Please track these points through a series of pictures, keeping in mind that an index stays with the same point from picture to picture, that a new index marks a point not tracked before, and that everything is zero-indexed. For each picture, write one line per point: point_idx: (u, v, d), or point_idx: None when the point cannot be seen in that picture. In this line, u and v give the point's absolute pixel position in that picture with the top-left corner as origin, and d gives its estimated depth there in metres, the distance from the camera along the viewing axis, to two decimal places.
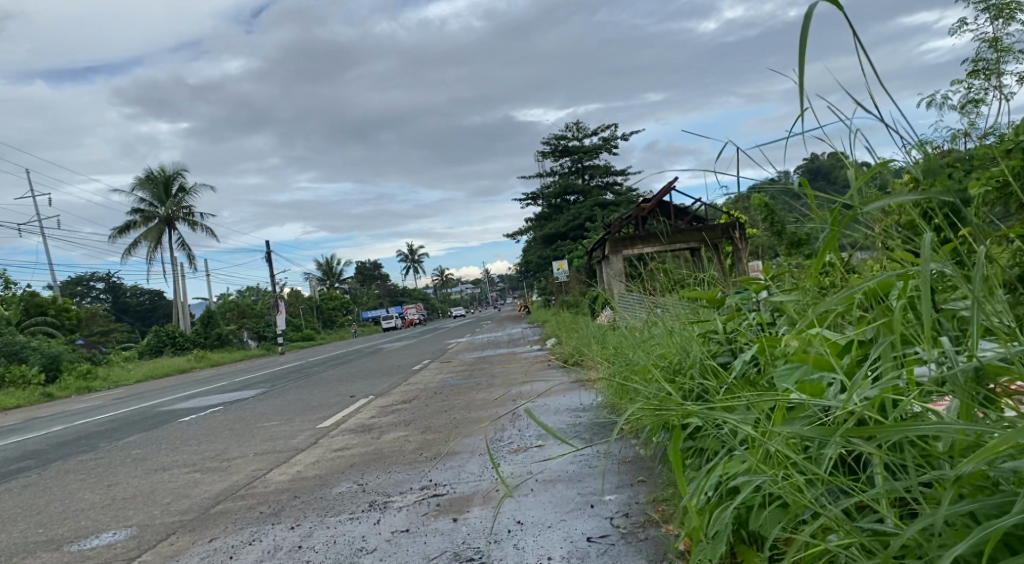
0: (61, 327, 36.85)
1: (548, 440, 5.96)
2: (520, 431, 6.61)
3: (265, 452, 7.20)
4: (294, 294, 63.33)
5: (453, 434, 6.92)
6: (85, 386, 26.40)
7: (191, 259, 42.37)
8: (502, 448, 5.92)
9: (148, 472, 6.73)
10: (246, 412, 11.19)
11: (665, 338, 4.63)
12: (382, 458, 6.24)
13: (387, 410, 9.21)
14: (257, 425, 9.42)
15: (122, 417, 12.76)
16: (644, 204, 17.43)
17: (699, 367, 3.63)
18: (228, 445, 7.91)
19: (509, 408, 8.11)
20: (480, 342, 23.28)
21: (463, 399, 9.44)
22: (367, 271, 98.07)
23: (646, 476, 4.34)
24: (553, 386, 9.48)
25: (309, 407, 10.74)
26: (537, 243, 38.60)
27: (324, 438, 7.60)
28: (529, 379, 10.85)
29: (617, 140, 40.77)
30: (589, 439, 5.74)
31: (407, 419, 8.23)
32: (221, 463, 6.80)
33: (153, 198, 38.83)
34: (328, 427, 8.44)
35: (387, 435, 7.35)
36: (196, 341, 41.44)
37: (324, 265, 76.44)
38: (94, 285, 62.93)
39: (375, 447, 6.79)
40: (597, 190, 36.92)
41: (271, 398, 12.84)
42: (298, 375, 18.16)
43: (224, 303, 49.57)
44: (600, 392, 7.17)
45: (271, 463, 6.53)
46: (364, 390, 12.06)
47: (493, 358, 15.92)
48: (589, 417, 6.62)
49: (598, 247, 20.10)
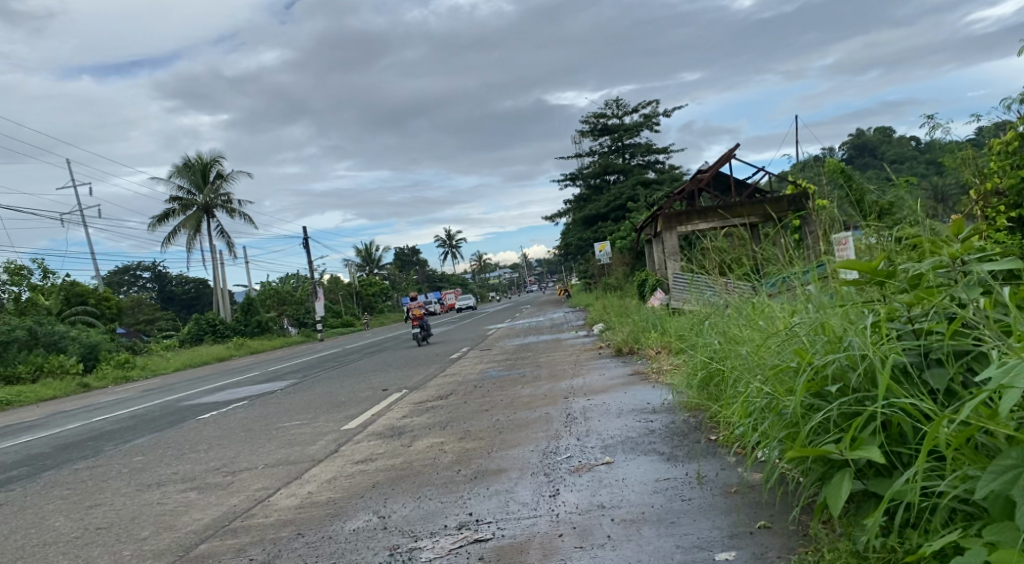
0: (101, 316, 36.85)
1: (618, 455, 4.79)
2: (579, 439, 5.45)
3: (276, 464, 6.13)
4: (332, 281, 63.03)
5: (498, 442, 5.78)
6: (122, 375, 26.06)
7: (229, 246, 42.05)
8: (559, 468, 4.72)
9: (138, 489, 5.68)
10: (270, 408, 10.20)
11: (789, 328, 3.47)
12: (410, 476, 5.09)
13: (421, 408, 8.07)
14: (277, 426, 8.38)
15: (141, 413, 11.92)
16: (700, 176, 15.94)
17: (890, 377, 2.48)
18: (238, 454, 6.87)
19: (561, 409, 6.87)
20: (522, 329, 22.01)
21: (506, 395, 8.25)
22: (406, 258, 97.99)
23: (771, 519, 3.24)
24: (608, 381, 8.23)
25: (336, 403, 9.70)
26: (576, 225, 37.04)
27: (346, 446, 6.50)
28: (580, 371, 9.60)
29: (659, 116, 38.96)
30: (672, 455, 4.59)
31: (443, 421, 7.11)
32: (223, 478, 5.75)
33: (190, 185, 38.46)
34: (353, 429, 7.36)
35: (419, 443, 6.20)
36: (236, 329, 41.12)
37: (363, 252, 75.78)
38: (140, 275, 63.42)
39: (404, 459, 5.67)
40: (639, 168, 35.43)
41: (299, 392, 11.85)
42: (332, 364, 17.22)
43: (263, 290, 49.30)
44: (677, 393, 5.92)
45: (281, 481, 5.43)
46: (398, 383, 10.98)
47: (537, 346, 14.69)
48: (667, 425, 5.41)
49: (647, 226, 18.71)
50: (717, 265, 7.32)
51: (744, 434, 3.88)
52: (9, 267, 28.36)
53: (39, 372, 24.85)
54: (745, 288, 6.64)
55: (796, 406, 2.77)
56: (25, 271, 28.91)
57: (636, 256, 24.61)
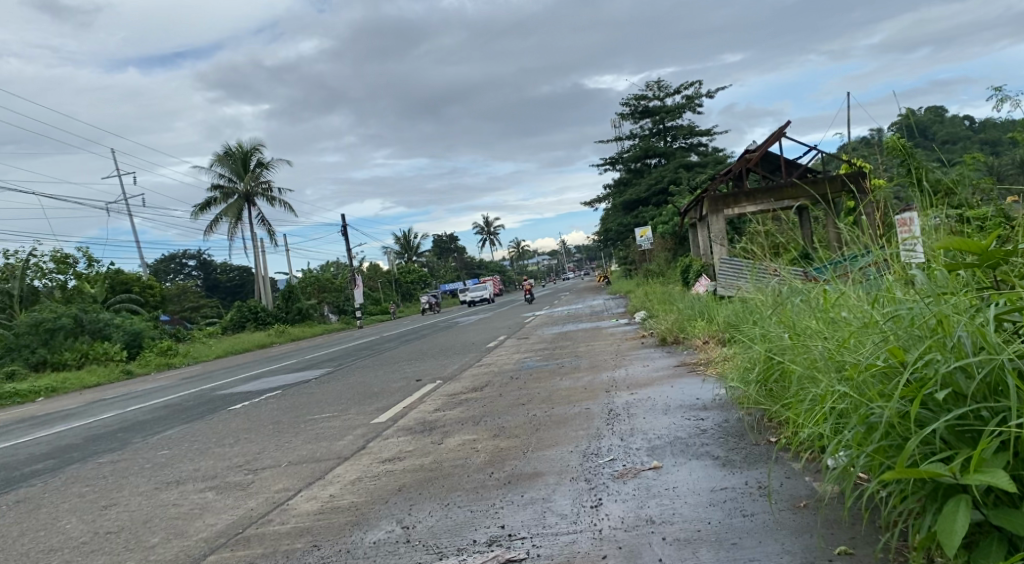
0: (147, 304, 37.55)
1: (666, 460, 4.31)
2: (621, 440, 4.98)
3: (300, 461, 5.90)
4: (372, 268, 63.32)
5: (535, 441, 5.35)
6: (165, 362, 26.44)
7: (270, 235, 42.41)
8: (601, 473, 4.27)
9: (156, 490, 5.43)
10: (302, 399, 9.96)
11: (878, 323, 2.95)
12: (439, 479, 4.70)
13: (455, 401, 7.70)
14: (306, 419, 8.12)
15: (176, 403, 11.83)
16: (747, 155, 15.17)
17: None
18: (263, 451, 6.62)
19: (603, 404, 6.41)
20: (560, 316, 21.53)
21: (544, 388, 7.82)
22: (445, 245, 98.03)
23: (853, 545, 2.75)
24: (651, 373, 7.72)
25: (368, 395, 9.40)
26: (616, 210, 36.22)
27: (374, 442, 6.16)
28: (622, 362, 9.09)
29: (701, 97, 37.77)
30: (727, 461, 4.10)
31: (477, 415, 6.73)
32: (245, 478, 5.53)
33: (231, 174, 38.76)
34: (382, 424, 7.02)
35: (450, 440, 5.82)
36: (277, 317, 41.49)
37: (402, 239, 75.83)
38: (186, 263, 64.65)
39: (433, 459, 5.29)
40: (681, 151, 34.48)
41: (334, 381, 11.61)
42: (368, 353, 17.03)
43: (304, 277, 49.67)
44: (732, 389, 5.39)
45: (302, 482, 5.18)
46: (433, 373, 10.64)
47: (577, 334, 14.23)
48: (719, 424, 4.91)
49: (690, 209, 17.98)
50: (766, 249, 6.71)
51: (817, 443, 3.36)
52: (55, 255, 28.94)
53: (86, 359, 25.37)
54: (796, 273, 6.04)
55: (893, 417, 2.27)
56: (72, 259, 29.50)
57: (678, 242, 23.91)
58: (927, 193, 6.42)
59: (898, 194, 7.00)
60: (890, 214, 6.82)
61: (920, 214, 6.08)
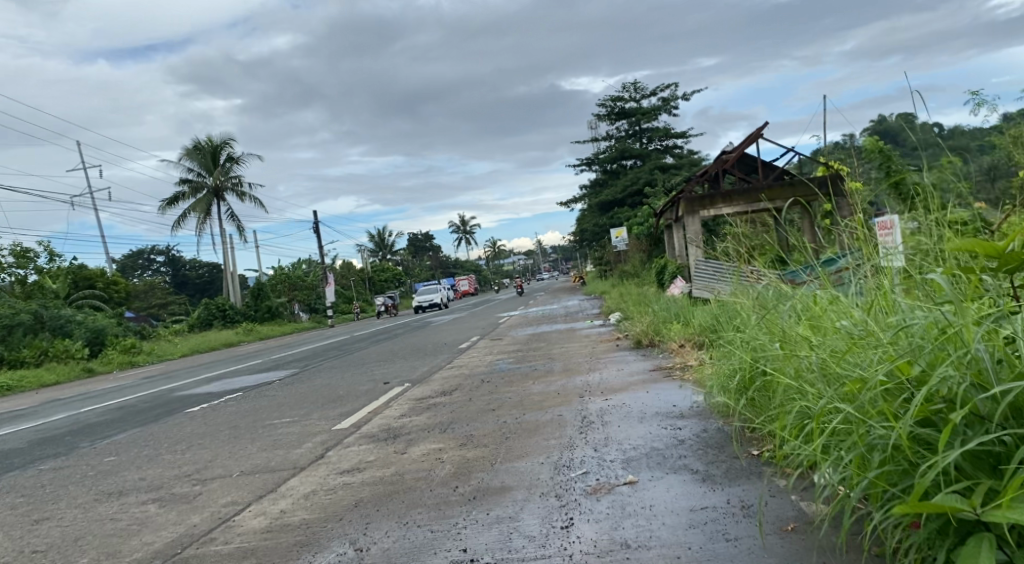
0: (111, 300, 36.53)
1: (643, 475, 4.02)
2: (595, 451, 4.70)
3: (253, 471, 5.55)
4: (345, 266, 62.50)
5: (504, 451, 5.04)
6: (128, 360, 25.64)
7: (241, 231, 41.52)
8: (573, 488, 3.98)
9: (95, 502, 5.04)
10: (264, 402, 9.56)
11: (879, 336, 2.71)
12: (399, 493, 4.37)
13: (422, 406, 7.36)
14: (266, 424, 7.73)
15: (133, 404, 11.33)
16: (724, 156, 15.04)
17: None
18: (216, 459, 6.24)
19: (576, 411, 6.13)
20: (535, 317, 21.27)
21: (515, 392, 7.52)
22: (419, 244, 97.28)
23: None
24: (627, 377, 7.47)
25: (333, 398, 9.03)
26: (592, 211, 36.04)
27: (333, 451, 5.82)
28: (597, 365, 8.82)
29: (677, 99, 37.78)
30: (708, 476, 3.82)
31: (445, 421, 6.42)
32: (192, 490, 5.16)
33: (201, 168, 37.91)
34: (344, 430, 6.67)
35: (414, 449, 5.49)
36: (246, 314, 40.64)
37: (376, 237, 74.99)
38: (155, 259, 63.26)
39: (395, 470, 4.96)
40: (657, 152, 34.43)
41: (299, 383, 11.20)
42: (337, 353, 16.59)
43: (275, 275, 48.71)
44: (712, 398, 5.12)
45: (253, 495, 4.84)
46: (402, 376, 10.27)
47: (551, 336, 13.97)
48: (698, 435, 4.65)
49: (666, 209, 17.78)
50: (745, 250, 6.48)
51: (806, 461, 3.10)
52: (14, 249, 27.95)
53: (44, 357, 24.48)
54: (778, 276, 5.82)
55: (903, 442, 2.02)
56: (32, 254, 28.52)
57: (653, 243, 23.81)
58: (907, 198, 6.23)
59: (881, 197, 6.80)
60: (868, 218, 6.66)
61: (903, 217, 5.88)
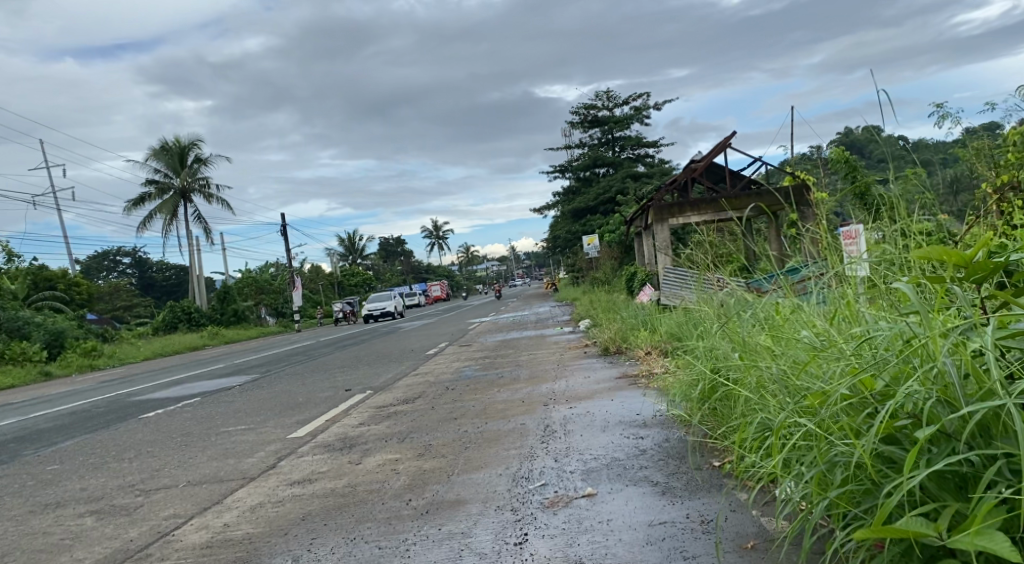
0: (71, 302, 35.56)
1: (602, 487, 3.89)
2: (554, 462, 4.57)
3: (200, 482, 5.32)
4: (315, 270, 61.75)
5: (462, 462, 4.88)
6: (87, 363, 24.92)
7: (207, 233, 40.76)
8: (530, 501, 3.83)
9: (30, 515, 4.77)
10: (221, 409, 9.26)
11: (840, 348, 2.62)
12: (350, 506, 4.19)
13: (383, 414, 7.17)
14: (220, 431, 7.46)
15: (84, 410, 10.93)
16: (694, 165, 15.06)
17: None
18: (163, 468, 5.98)
19: (539, 420, 6.00)
20: (505, 323, 21.13)
21: (478, 400, 7.37)
22: (391, 248, 96.64)
23: None
24: (592, 385, 7.36)
25: (292, 405, 8.79)
26: (564, 217, 36.06)
27: (286, 461, 5.61)
28: (563, 373, 8.69)
29: (649, 109, 38.06)
30: (668, 489, 3.71)
31: (404, 430, 6.25)
32: (133, 502, 4.91)
33: (168, 168, 37.17)
34: (300, 439, 6.45)
35: (369, 460, 5.31)
36: (212, 318, 39.86)
37: (347, 241, 74.26)
38: (120, 261, 61.88)
39: (347, 481, 4.77)
40: (629, 161, 34.61)
41: (260, 389, 10.91)
42: (302, 358, 16.27)
43: (243, 278, 47.91)
44: (674, 407, 5.02)
45: (197, 507, 4.61)
46: (364, 382, 10.05)
47: (519, 342, 13.84)
48: (659, 445, 4.54)
49: (637, 217, 17.77)
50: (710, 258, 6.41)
51: (767, 477, 3.00)
52: None
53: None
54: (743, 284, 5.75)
55: (867, 461, 1.92)
56: None
57: (624, 251, 23.86)
58: (869, 210, 6.21)
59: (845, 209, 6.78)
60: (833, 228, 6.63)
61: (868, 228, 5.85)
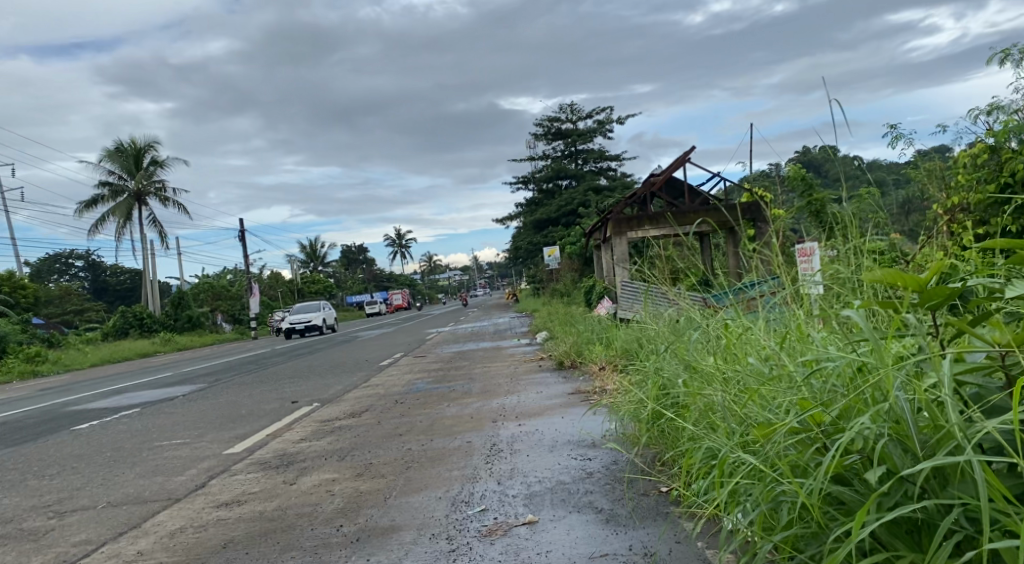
0: (15, 305, 34.14)
1: (544, 514, 3.69)
2: (497, 484, 4.35)
3: (120, 503, 4.96)
4: (274, 277, 60.58)
5: (401, 484, 4.64)
6: (29, 370, 23.85)
7: (161, 237, 39.66)
8: (467, 529, 3.62)
9: None
10: (159, 421, 8.83)
11: (791, 376, 2.48)
12: (276, 532, 3.92)
13: (326, 429, 6.87)
14: (153, 446, 7.07)
15: (14, 420, 10.34)
16: (654, 179, 15.05)
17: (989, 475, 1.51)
18: (84, 486, 5.59)
19: (486, 437, 5.79)
20: (465, 334, 20.87)
21: (427, 416, 7.13)
22: (353, 256, 95.54)
23: None
24: (543, 401, 7.18)
25: (234, 418, 8.41)
26: (527, 228, 36.00)
27: (217, 480, 5.29)
28: (517, 387, 8.49)
29: (613, 122, 38.34)
30: (612, 517, 3.53)
31: (346, 447, 5.98)
32: (43, 525, 4.54)
33: (122, 170, 36.06)
34: (235, 455, 6.12)
35: (304, 480, 5.02)
36: (165, 324, 38.69)
37: (308, 248, 73.11)
38: (71, 264, 59.86)
39: (278, 504, 4.48)
40: (592, 173, 34.75)
41: (203, 400, 10.46)
42: (253, 367, 15.77)
43: (198, 284, 46.70)
44: (624, 428, 4.85)
45: (111, 531, 4.28)
46: (312, 394, 9.70)
47: (475, 354, 13.60)
48: (607, 468, 4.37)
49: (597, 230, 17.68)
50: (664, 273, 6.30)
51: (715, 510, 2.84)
52: None
53: None
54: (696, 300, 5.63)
55: (815, 504, 1.78)
56: None
57: (585, 263, 23.85)
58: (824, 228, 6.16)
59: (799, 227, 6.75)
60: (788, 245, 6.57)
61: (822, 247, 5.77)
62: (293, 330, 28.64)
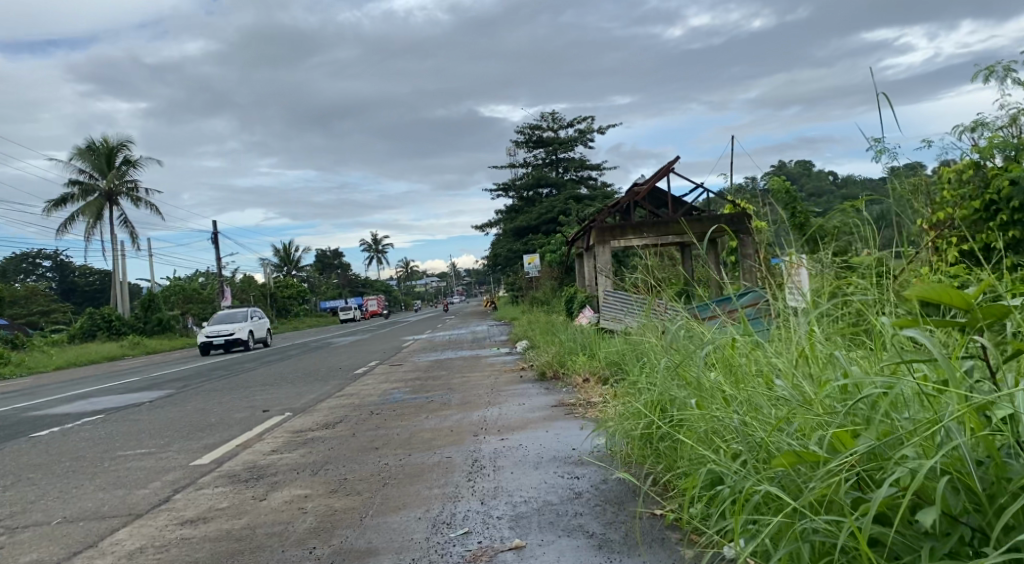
0: None
1: (532, 539, 3.46)
2: (480, 504, 4.11)
3: (76, 518, 4.64)
4: (247, 281, 59.58)
5: (378, 502, 4.37)
6: None
7: (132, 238, 38.75)
8: (451, 554, 3.38)
9: None
10: (123, 428, 8.44)
11: (810, 399, 2.39)
12: (244, 554, 3.64)
13: (299, 441, 6.58)
14: (116, 456, 6.70)
15: None
16: (636, 189, 14.88)
17: None
18: (39, 499, 5.25)
19: (467, 452, 5.55)
20: (443, 342, 20.58)
21: (404, 428, 6.87)
22: (329, 261, 94.48)
23: None
24: (525, 414, 6.96)
25: (202, 427, 8.06)
26: (505, 236, 35.78)
27: (182, 494, 4.99)
28: (497, 398, 8.27)
29: (593, 132, 38.37)
30: (604, 542, 3.31)
31: (321, 460, 5.71)
32: None
33: (93, 169, 35.19)
34: (202, 467, 5.81)
35: (275, 496, 4.74)
36: (133, 327, 37.74)
37: (284, 252, 72.16)
38: (38, 263, 58.33)
39: (245, 523, 4.20)
40: (572, 182, 34.68)
41: (171, 407, 10.06)
42: (224, 373, 15.32)
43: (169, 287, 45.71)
44: (612, 445, 4.64)
45: (65, 551, 3.97)
46: (284, 403, 9.37)
47: (453, 363, 13.34)
48: (596, 488, 4.16)
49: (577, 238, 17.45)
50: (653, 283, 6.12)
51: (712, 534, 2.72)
52: None
53: None
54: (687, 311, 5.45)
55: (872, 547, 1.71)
56: None
57: (564, 272, 23.70)
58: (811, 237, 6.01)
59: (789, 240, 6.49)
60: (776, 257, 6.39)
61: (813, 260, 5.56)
62: (214, 344, 24.64)
